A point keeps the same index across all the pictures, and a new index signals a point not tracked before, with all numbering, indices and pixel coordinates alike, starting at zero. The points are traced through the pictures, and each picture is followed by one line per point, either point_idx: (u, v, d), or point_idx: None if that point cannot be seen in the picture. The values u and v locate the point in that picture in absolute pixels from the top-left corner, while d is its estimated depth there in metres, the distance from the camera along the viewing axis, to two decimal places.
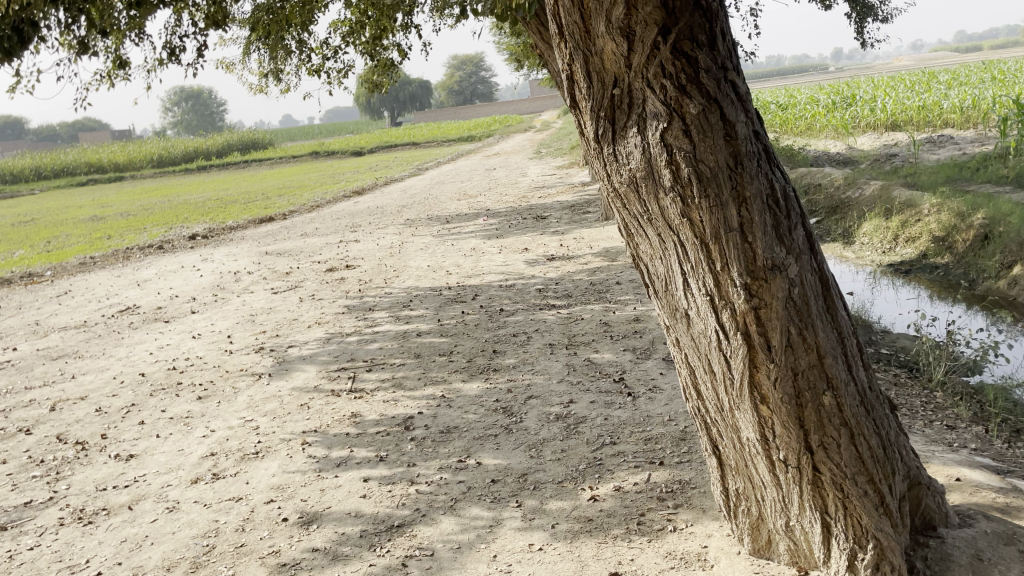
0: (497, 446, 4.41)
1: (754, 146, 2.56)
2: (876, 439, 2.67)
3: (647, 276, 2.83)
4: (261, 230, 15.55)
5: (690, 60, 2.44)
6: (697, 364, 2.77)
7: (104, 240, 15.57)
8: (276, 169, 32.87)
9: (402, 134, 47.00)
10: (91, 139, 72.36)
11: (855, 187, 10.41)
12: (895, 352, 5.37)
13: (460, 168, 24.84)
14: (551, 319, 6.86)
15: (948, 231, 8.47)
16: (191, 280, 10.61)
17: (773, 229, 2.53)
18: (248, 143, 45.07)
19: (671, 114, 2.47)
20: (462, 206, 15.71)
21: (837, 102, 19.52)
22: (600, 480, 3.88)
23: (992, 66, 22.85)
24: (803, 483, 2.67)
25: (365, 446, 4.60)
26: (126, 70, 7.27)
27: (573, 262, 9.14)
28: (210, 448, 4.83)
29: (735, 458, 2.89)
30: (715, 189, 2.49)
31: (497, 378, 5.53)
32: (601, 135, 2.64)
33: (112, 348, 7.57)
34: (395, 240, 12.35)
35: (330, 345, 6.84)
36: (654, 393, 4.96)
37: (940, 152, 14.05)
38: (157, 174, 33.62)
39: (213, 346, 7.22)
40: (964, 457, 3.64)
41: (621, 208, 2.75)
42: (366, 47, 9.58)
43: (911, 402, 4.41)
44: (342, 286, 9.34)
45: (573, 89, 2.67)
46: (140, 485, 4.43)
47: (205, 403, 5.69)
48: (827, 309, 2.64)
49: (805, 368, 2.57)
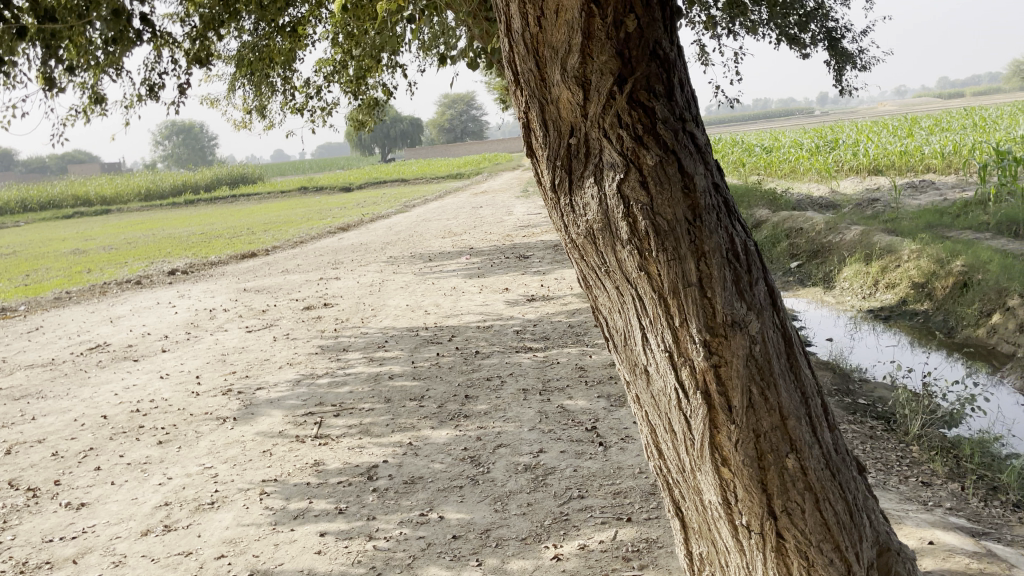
0: (462, 499, 4.27)
1: (713, 199, 2.48)
2: (842, 505, 2.55)
3: (606, 329, 2.72)
4: (242, 265, 15.40)
5: (648, 111, 2.37)
6: (657, 423, 2.66)
7: (84, 274, 15.36)
8: (264, 204, 32.86)
9: (392, 171, 47.20)
10: (80, 170, 72.31)
11: (836, 231, 10.39)
12: (872, 403, 5.27)
13: (446, 206, 24.80)
14: (526, 363, 6.74)
15: (927, 278, 8.44)
16: (165, 317, 10.43)
17: (733, 285, 2.44)
18: (237, 178, 45.05)
19: (628, 165, 2.38)
20: (446, 244, 15.66)
21: (820, 145, 19.62)
22: (564, 538, 3.73)
23: (972, 113, 23.18)
24: (767, 550, 2.54)
25: (325, 497, 4.44)
26: (103, 106, 7.18)
27: (552, 303, 9.04)
28: (165, 497, 4.65)
29: (697, 521, 2.75)
30: (674, 243, 2.39)
31: (466, 425, 5.38)
32: (557, 184, 2.54)
33: (76, 388, 7.38)
34: (376, 278, 12.23)
35: (300, 388, 6.67)
36: (627, 443, 4.82)
37: (921, 198, 14.13)
38: (144, 207, 33.46)
39: (180, 387, 7.04)
40: (937, 517, 3.52)
41: (579, 260, 2.64)
42: (349, 86, 9.51)
43: (886, 457, 4.30)
44: (318, 325, 9.19)
45: (530, 137, 2.59)
46: (88, 537, 4.25)
47: (165, 448, 5.52)
48: (791, 368, 2.54)
49: (767, 430, 2.45)
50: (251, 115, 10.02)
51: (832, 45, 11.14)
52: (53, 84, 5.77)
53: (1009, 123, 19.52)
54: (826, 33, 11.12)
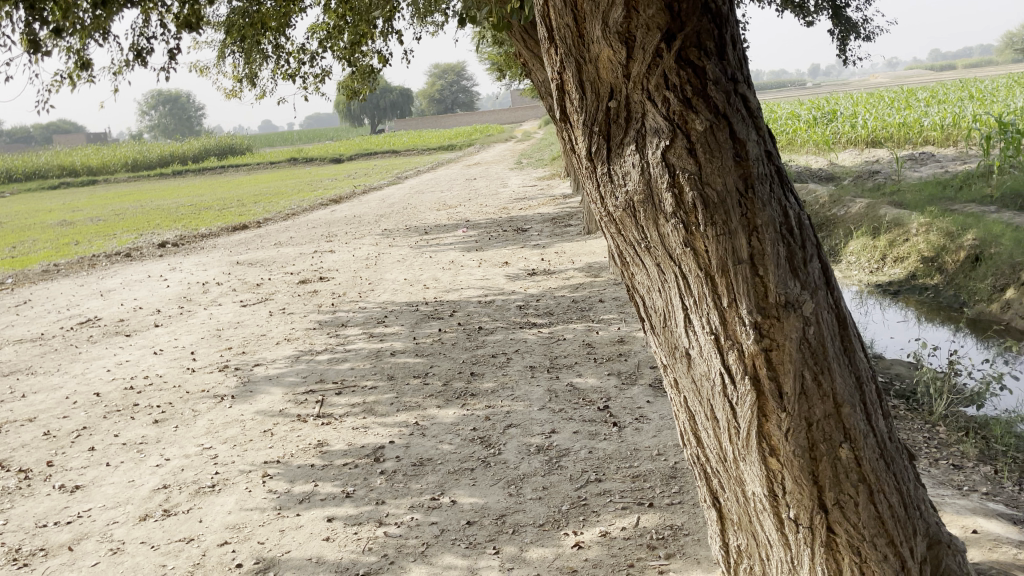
0: (474, 482, 4.10)
1: (766, 168, 2.29)
2: (896, 496, 2.40)
3: (643, 309, 2.54)
4: (234, 238, 15.11)
5: (697, 71, 2.17)
6: (698, 409, 2.48)
7: (71, 246, 15.06)
8: (253, 175, 32.36)
9: (383, 142, 46.59)
10: (65, 140, 71.38)
11: (841, 205, 10.21)
12: (891, 380, 5.14)
13: (439, 178, 24.44)
14: (532, 339, 6.55)
15: (937, 252, 8.30)
16: (156, 291, 10.18)
17: (787, 262, 2.25)
18: (226, 149, 44.35)
19: (674, 132, 2.18)
20: (441, 216, 15.40)
21: (817, 116, 19.33)
22: (585, 524, 3.57)
23: (969, 85, 22.94)
24: (815, 545, 2.38)
25: (330, 480, 4.27)
26: (89, 71, 6.87)
27: (554, 277, 8.84)
28: (162, 480, 4.47)
29: (737, 513, 2.59)
30: (723, 216, 2.20)
31: (474, 404, 5.20)
32: (594, 152, 2.34)
33: (67, 365, 7.16)
34: (372, 251, 11.98)
35: (299, 365, 6.48)
36: (642, 423, 4.65)
37: (923, 170, 13.95)
38: (132, 178, 32.94)
39: (174, 364, 6.84)
40: (976, 503, 3.41)
41: (616, 234, 2.45)
42: (343, 54, 9.15)
43: (914, 437, 4.19)
44: (315, 299, 8.98)
45: (564, 101, 2.38)
46: (83, 522, 4.06)
47: (162, 428, 5.33)
48: (845, 351, 2.37)
49: (820, 418, 2.29)
50: (241, 84, 9.67)
51: (836, 14, 10.86)
52: (38, 47, 5.48)
53: (1007, 94, 19.30)
54: (830, 2, 10.83)
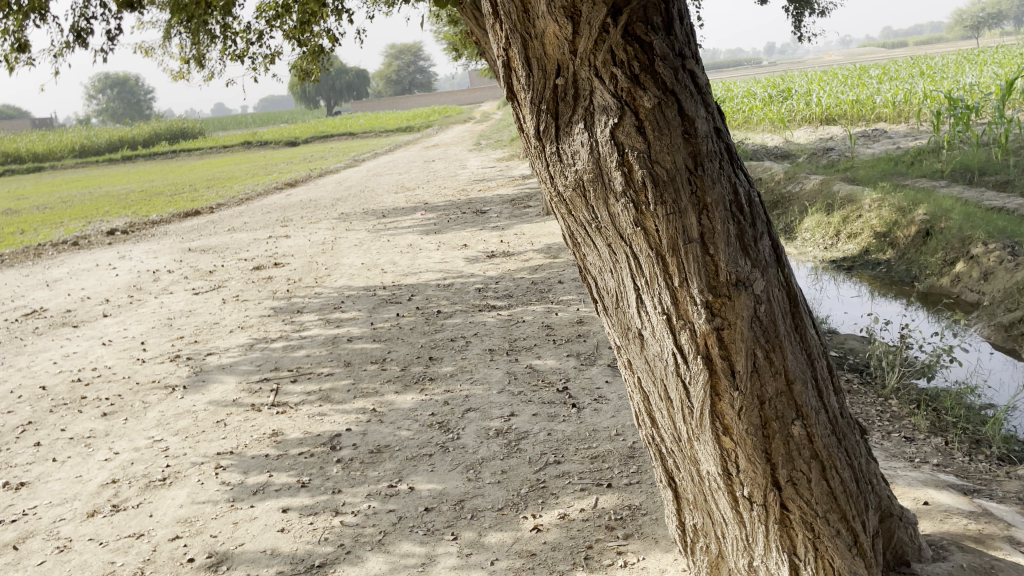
0: (432, 468, 4.05)
1: (715, 145, 2.26)
2: (848, 472, 2.41)
3: (595, 291, 2.50)
4: (186, 224, 14.78)
5: (645, 46, 2.12)
6: (651, 390, 2.46)
7: (16, 235, 14.59)
8: (205, 160, 31.66)
9: (340, 124, 45.94)
10: (11, 125, 69.29)
11: (796, 181, 10.29)
12: (845, 354, 5.20)
13: (396, 160, 24.14)
14: (491, 322, 6.50)
15: (889, 227, 8.42)
16: (105, 280, 9.91)
17: (737, 240, 2.23)
18: (178, 133, 43.31)
19: (622, 109, 2.14)
20: (399, 199, 15.23)
21: (773, 94, 19.44)
22: (543, 507, 3.55)
23: (920, 62, 23.27)
24: (770, 522, 2.38)
25: (285, 470, 4.19)
26: (29, 54, 6.63)
27: (514, 259, 8.79)
28: (111, 474, 4.34)
29: (692, 492, 2.58)
30: (673, 194, 2.17)
31: (432, 389, 5.15)
32: (542, 131, 2.28)
33: (11, 358, 6.93)
34: (328, 235, 11.80)
35: (253, 353, 6.35)
36: (600, 404, 4.64)
37: (875, 146, 14.14)
38: (81, 164, 32.00)
39: (124, 354, 6.66)
40: (928, 474, 3.47)
41: (566, 215, 2.39)
42: (293, 33, 8.93)
43: (867, 411, 4.25)
44: (270, 286, 8.81)
45: (511, 79, 2.31)
46: (28, 520, 3.93)
47: (111, 421, 5.18)
48: (796, 328, 2.37)
49: (772, 395, 2.28)
50: (188, 64, 9.41)
51: None
52: None
53: (956, 71, 19.62)
54: None
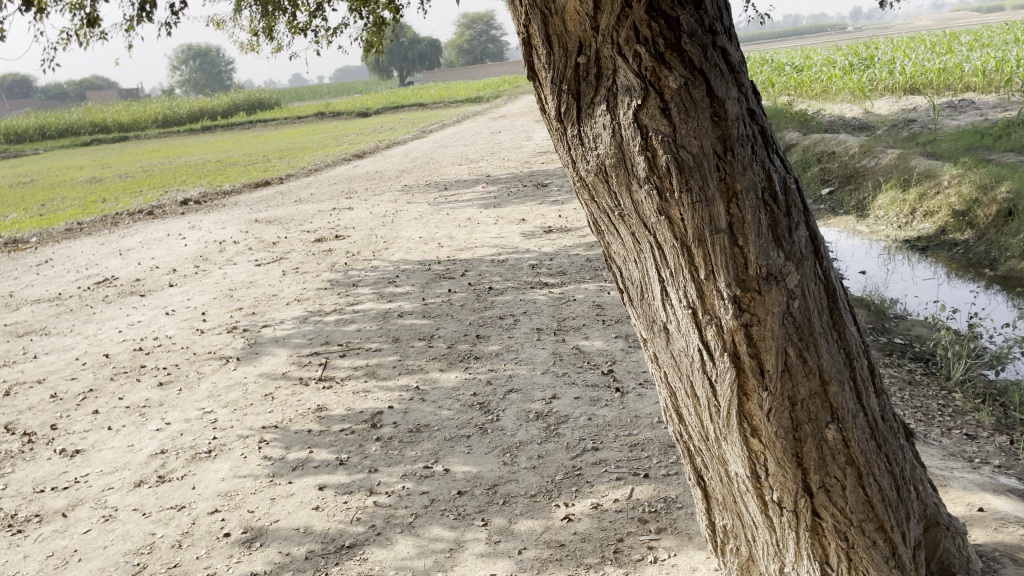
0: (469, 450, 4.01)
1: (747, 128, 2.10)
2: (889, 479, 2.26)
3: (620, 280, 2.38)
4: (255, 195, 15.07)
5: (670, 21, 1.97)
6: (678, 386, 2.34)
7: (98, 204, 15.07)
8: (279, 130, 32.21)
9: (410, 95, 46.06)
10: (100, 96, 71.88)
11: (871, 156, 9.80)
12: (909, 342, 4.93)
13: (463, 131, 24.08)
14: (542, 300, 6.41)
15: (969, 206, 7.96)
16: (174, 250, 10.17)
17: (770, 231, 2.08)
18: (255, 104, 44.11)
19: (646, 89, 2.00)
20: (462, 171, 15.19)
21: (854, 61, 18.55)
22: (576, 496, 3.48)
23: (1016, 27, 21.87)
24: (801, 529, 2.25)
25: (325, 447, 4.22)
26: (96, 28, 6.77)
27: (571, 235, 8.65)
28: (161, 444, 4.46)
29: (722, 492, 2.47)
30: (700, 182, 2.03)
31: (477, 368, 5.11)
32: (563, 112, 2.16)
33: (80, 325, 7.19)
34: (390, 208, 11.86)
35: (306, 326, 6.42)
36: (645, 388, 4.51)
37: (961, 118, 13.36)
38: (162, 135, 32.90)
39: (185, 324, 6.84)
40: (986, 477, 3.25)
41: (590, 202, 2.28)
42: (354, 6, 8.84)
43: (927, 405, 4.02)
44: (329, 258, 8.90)
45: (532, 57, 2.18)
46: (79, 487, 4.07)
47: (165, 390, 5.32)
48: (833, 325, 2.21)
49: (804, 397, 2.14)
50: (257, 37, 9.49)
51: None
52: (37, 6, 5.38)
53: None
54: None
